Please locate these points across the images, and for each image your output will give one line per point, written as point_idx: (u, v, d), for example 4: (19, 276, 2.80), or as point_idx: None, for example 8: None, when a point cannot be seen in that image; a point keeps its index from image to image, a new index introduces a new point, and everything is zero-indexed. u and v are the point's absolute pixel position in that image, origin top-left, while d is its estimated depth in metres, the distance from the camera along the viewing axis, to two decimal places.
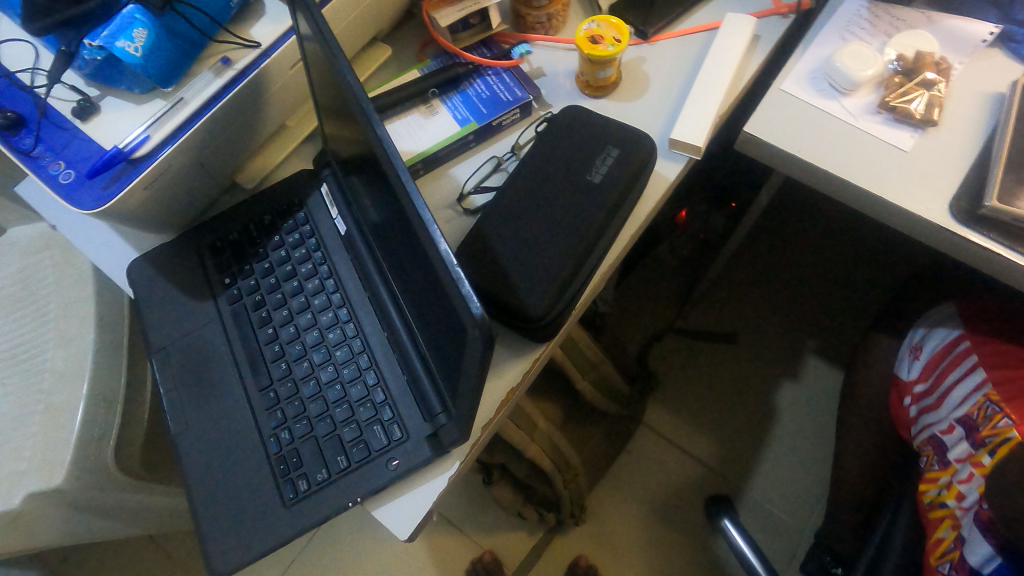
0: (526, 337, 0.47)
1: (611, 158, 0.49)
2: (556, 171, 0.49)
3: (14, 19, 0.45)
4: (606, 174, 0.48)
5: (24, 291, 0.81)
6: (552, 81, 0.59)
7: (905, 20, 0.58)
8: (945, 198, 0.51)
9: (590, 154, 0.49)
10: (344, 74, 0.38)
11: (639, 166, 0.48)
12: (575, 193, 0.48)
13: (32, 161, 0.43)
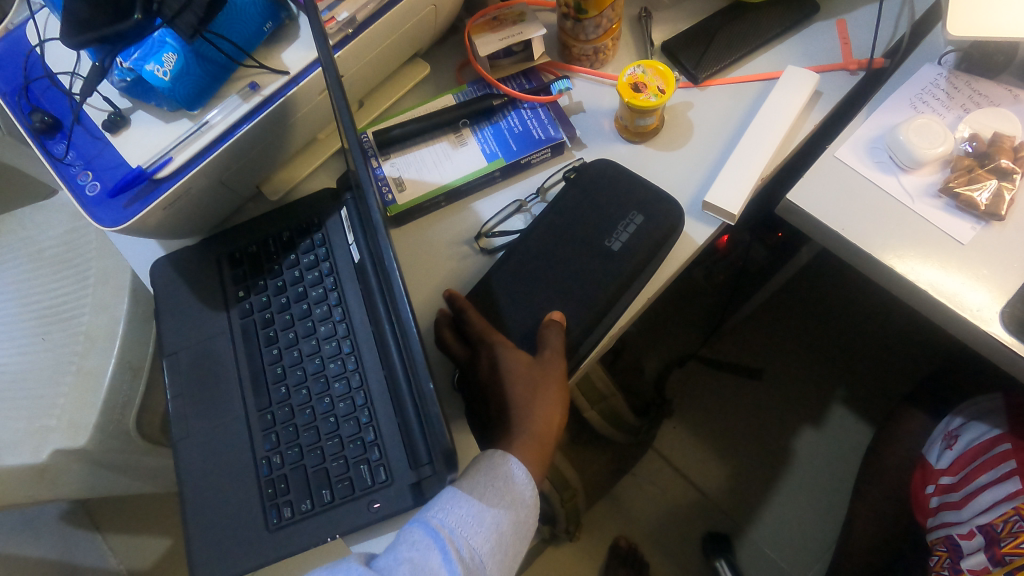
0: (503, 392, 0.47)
1: (634, 226, 0.48)
2: (578, 231, 0.48)
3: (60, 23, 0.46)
4: (625, 243, 0.47)
5: (69, 254, 0.85)
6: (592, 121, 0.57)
7: (990, 94, 0.52)
8: (999, 303, 0.46)
9: (612, 219, 0.48)
10: (347, 130, 0.37)
11: (662, 234, 0.48)
12: (593, 257, 0.47)
13: (62, 167, 0.44)
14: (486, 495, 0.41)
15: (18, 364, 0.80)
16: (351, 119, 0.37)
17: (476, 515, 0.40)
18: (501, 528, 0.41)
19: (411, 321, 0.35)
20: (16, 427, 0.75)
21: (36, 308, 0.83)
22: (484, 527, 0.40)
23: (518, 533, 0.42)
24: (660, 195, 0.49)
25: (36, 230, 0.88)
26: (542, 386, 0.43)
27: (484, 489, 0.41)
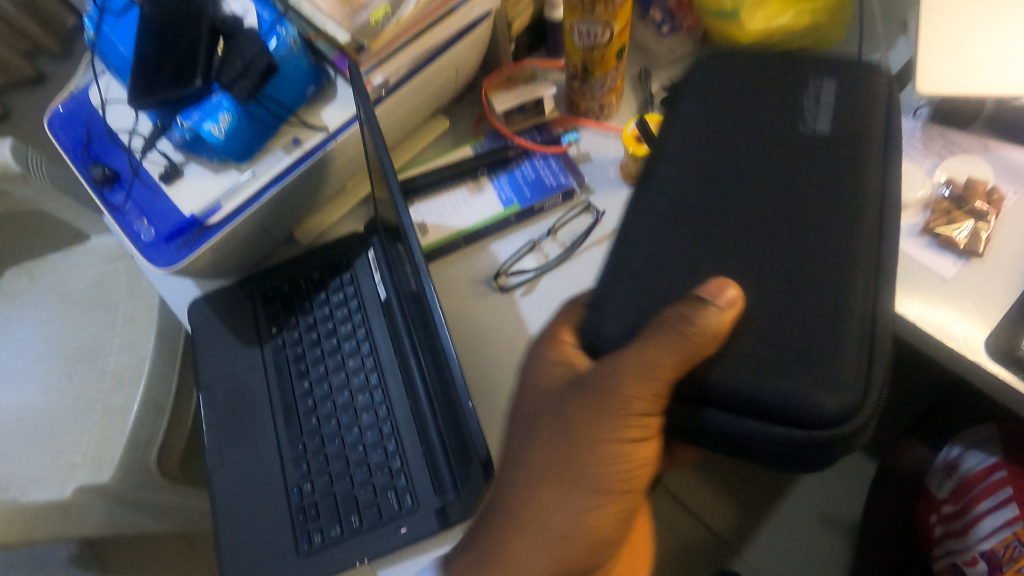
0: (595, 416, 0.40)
1: (826, 90, 0.49)
2: (759, 116, 0.48)
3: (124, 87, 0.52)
4: (830, 122, 0.47)
5: (99, 296, 0.89)
6: (742, 105, 0.49)
7: (962, 143, 0.57)
8: (984, 333, 0.49)
9: (802, 106, 0.48)
10: (389, 177, 0.43)
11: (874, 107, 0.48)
12: (727, 248, 0.43)
13: (120, 214, 0.49)
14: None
15: (44, 404, 0.82)
16: (393, 166, 0.42)
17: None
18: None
19: (452, 349, 0.38)
20: (43, 463, 0.78)
21: (63, 349, 0.87)
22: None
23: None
24: (818, 187, 0.44)
25: (66, 273, 0.92)
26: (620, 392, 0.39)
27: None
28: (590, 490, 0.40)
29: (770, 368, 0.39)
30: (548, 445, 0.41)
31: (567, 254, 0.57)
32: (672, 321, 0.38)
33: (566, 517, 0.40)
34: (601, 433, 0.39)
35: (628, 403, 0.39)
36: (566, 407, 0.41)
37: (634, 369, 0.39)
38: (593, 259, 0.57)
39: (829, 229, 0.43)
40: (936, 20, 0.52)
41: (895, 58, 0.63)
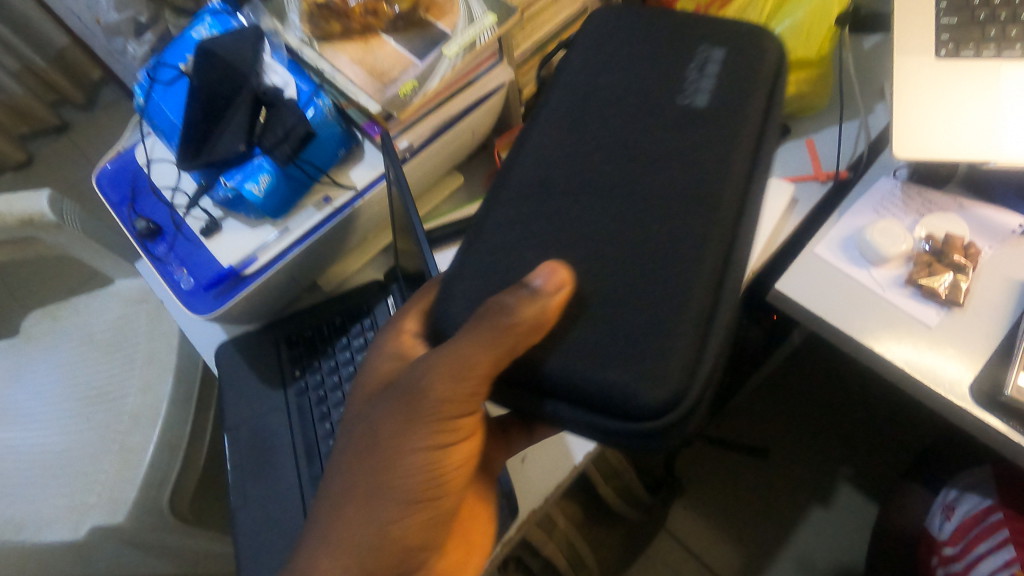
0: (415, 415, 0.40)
1: (713, 55, 0.42)
2: (629, 89, 0.42)
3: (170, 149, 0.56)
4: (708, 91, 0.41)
5: (119, 338, 0.92)
6: (624, 70, 0.43)
7: (939, 202, 0.61)
8: (966, 380, 0.53)
9: (683, 71, 0.42)
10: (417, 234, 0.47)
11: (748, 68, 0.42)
12: (566, 232, 0.38)
13: (161, 265, 0.53)
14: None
15: (61, 445, 0.84)
16: (422, 225, 0.47)
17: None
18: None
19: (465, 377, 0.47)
20: (59, 504, 0.79)
21: (81, 390, 0.89)
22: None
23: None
24: (689, 158, 0.39)
25: (88, 315, 0.95)
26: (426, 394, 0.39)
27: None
28: (401, 484, 0.41)
29: (609, 359, 0.35)
30: (364, 449, 0.41)
31: None
32: (493, 311, 0.35)
33: (379, 509, 0.42)
34: (411, 428, 0.40)
35: (439, 400, 0.38)
36: (385, 405, 0.41)
37: (451, 366, 0.37)
38: None
39: (688, 216, 0.37)
40: (908, 96, 0.58)
41: (874, 123, 0.69)
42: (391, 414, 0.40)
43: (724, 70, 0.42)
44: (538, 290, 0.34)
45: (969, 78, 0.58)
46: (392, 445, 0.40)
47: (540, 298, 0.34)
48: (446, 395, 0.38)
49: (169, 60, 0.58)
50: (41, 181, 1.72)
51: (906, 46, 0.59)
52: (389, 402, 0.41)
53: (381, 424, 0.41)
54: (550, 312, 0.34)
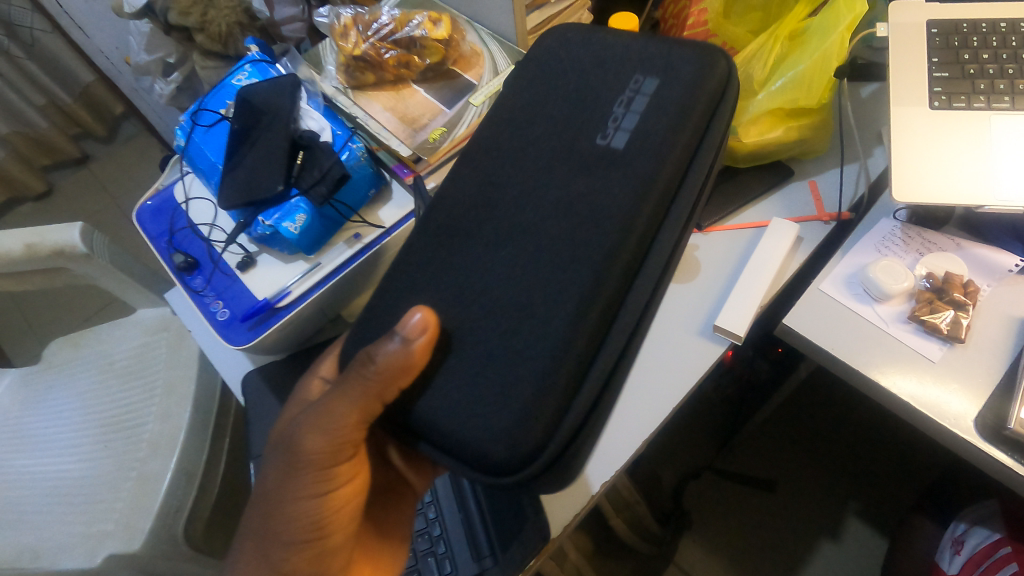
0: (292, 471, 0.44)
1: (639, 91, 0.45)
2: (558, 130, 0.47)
3: (209, 187, 0.60)
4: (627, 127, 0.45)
5: (138, 366, 0.93)
6: (557, 108, 0.48)
7: (938, 242, 0.64)
8: (971, 414, 0.55)
9: (607, 111, 0.46)
10: None
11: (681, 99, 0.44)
12: (507, 267, 0.43)
13: (199, 298, 0.56)
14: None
15: (77, 471, 0.85)
16: None
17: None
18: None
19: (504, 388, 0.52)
20: (74, 531, 0.79)
21: (100, 417, 0.90)
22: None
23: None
24: (607, 187, 0.43)
25: (111, 344, 0.96)
26: (307, 452, 0.43)
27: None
28: (291, 529, 0.44)
29: (461, 406, 0.41)
30: (256, 500, 0.45)
31: None
32: (359, 367, 0.40)
33: (268, 552, 0.44)
34: (296, 476, 0.43)
35: (319, 448, 0.42)
36: (269, 459, 0.45)
37: (321, 418, 0.42)
38: None
39: (591, 243, 0.42)
40: (904, 143, 0.61)
41: (873, 165, 0.72)
42: (277, 472, 0.44)
43: (650, 106, 0.44)
44: (406, 339, 0.39)
45: (961, 126, 0.61)
46: (276, 499, 0.44)
47: (410, 346, 0.39)
48: (318, 446, 0.42)
49: (210, 106, 0.63)
50: (61, 211, 1.76)
51: (902, 96, 0.63)
52: (273, 459, 0.45)
53: (266, 480, 0.44)
54: (417, 359, 0.40)
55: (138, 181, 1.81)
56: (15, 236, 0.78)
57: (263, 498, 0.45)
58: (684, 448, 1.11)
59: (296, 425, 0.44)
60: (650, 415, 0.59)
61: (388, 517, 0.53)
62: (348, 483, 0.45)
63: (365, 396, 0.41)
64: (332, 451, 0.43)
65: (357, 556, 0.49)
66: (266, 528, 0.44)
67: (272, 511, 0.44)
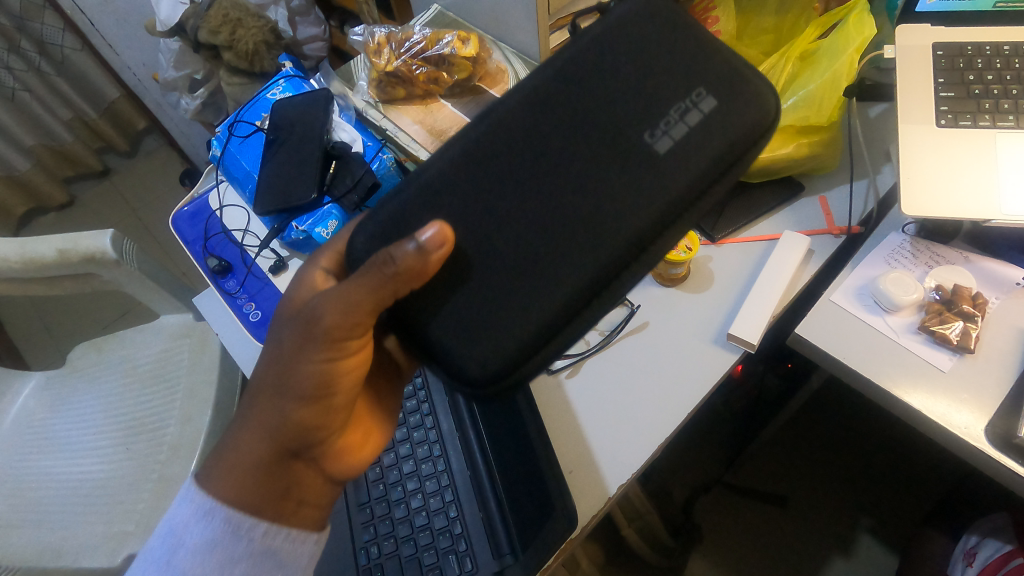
0: (307, 345, 0.44)
1: (695, 107, 0.41)
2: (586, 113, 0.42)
3: (242, 197, 0.67)
4: (674, 139, 0.41)
5: (162, 371, 0.92)
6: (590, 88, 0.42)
7: (947, 256, 0.66)
8: (981, 422, 0.56)
9: (663, 109, 0.41)
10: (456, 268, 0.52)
11: (734, 130, 0.41)
12: (513, 244, 0.41)
13: (233, 299, 0.63)
14: (199, 505, 0.45)
15: (102, 475, 0.84)
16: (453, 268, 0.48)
17: (186, 542, 0.44)
18: (261, 525, 0.46)
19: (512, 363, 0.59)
20: (95, 531, 0.78)
21: (124, 421, 0.89)
22: (198, 555, 0.44)
23: (285, 541, 0.47)
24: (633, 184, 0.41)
25: (133, 349, 0.95)
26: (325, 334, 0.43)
27: (195, 500, 0.45)
28: (298, 395, 0.45)
29: (463, 325, 0.41)
30: (271, 370, 0.46)
31: (606, 341, 0.65)
32: (381, 262, 0.39)
33: (274, 413, 0.46)
34: (306, 350, 0.43)
35: (331, 329, 0.42)
36: (285, 334, 0.45)
37: (342, 304, 0.41)
38: (630, 347, 0.65)
39: (610, 244, 0.40)
40: (912, 159, 0.64)
41: (881, 182, 0.74)
42: (294, 348, 0.44)
43: (701, 126, 0.41)
44: (422, 247, 0.39)
45: (966, 145, 0.63)
46: (291, 372, 0.44)
47: (425, 255, 0.39)
48: (336, 329, 0.42)
49: (246, 117, 0.68)
50: (82, 222, 1.80)
51: (910, 114, 0.65)
52: (289, 335, 0.44)
53: (283, 351, 0.45)
54: (432, 266, 0.39)
55: (158, 193, 1.85)
56: (48, 241, 0.78)
57: (278, 373, 0.45)
58: (695, 461, 1.11)
59: (313, 305, 0.43)
60: (667, 421, 0.60)
61: (378, 388, 0.56)
62: (355, 363, 0.46)
63: (385, 287, 0.40)
64: (350, 335, 0.43)
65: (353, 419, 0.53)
66: (281, 404, 0.45)
67: (287, 384, 0.45)
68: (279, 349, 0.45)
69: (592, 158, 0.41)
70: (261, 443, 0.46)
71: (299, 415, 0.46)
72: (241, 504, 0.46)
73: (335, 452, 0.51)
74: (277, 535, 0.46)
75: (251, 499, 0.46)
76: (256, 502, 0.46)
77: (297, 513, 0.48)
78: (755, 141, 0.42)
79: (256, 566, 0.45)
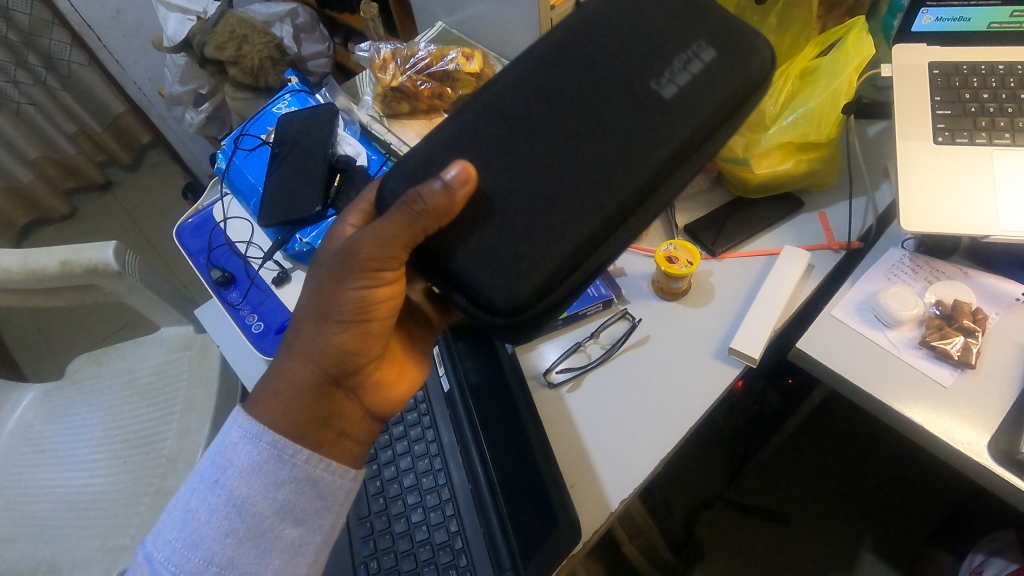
0: (343, 276, 0.44)
1: (698, 56, 0.43)
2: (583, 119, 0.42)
3: (247, 209, 0.68)
4: (680, 86, 0.42)
5: (161, 383, 0.91)
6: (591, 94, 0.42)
7: (946, 271, 0.66)
8: (984, 438, 0.56)
9: (667, 59, 0.43)
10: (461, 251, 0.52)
11: (734, 76, 0.42)
12: (513, 219, 0.41)
13: (235, 310, 0.63)
14: (246, 429, 0.44)
15: (99, 489, 0.83)
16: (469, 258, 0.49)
17: (234, 462, 0.44)
18: (304, 451, 0.45)
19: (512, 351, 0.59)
20: (90, 546, 0.77)
21: (122, 434, 0.88)
22: (245, 475, 0.43)
23: (326, 471, 0.46)
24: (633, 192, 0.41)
25: (133, 360, 0.94)
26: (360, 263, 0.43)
27: (242, 424, 0.45)
28: (338, 323, 0.46)
29: (488, 258, 0.41)
30: (310, 302, 0.47)
31: (608, 355, 0.65)
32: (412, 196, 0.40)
33: (315, 340, 0.47)
34: (346, 277, 0.44)
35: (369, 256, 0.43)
36: (323, 267, 0.46)
37: (376, 234, 0.42)
38: (631, 361, 0.65)
39: (614, 250, 0.41)
40: (910, 175, 0.64)
41: (879, 199, 0.75)
42: (331, 281, 0.45)
43: (704, 73, 0.42)
44: (448, 185, 0.40)
45: (964, 162, 0.64)
46: (330, 303, 0.45)
47: (451, 193, 0.40)
48: (371, 258, 0.43)
49: (252, 131, 0.71)
50: (83, 234, 1.81)
51: (907, 131, 0.66)
52: (326, 266, 0.45)
53: (321, 284, 0.46)
54: (458, 204, 0.40)
55: (160, 207, 1.86)
56: (51, 253, 0.78)
57: (317, 305, 0.46)
58: (696, 477, 1.10)
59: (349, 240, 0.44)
60: (669, 436, 0.60)
61: (410, 335, 0.57)
62: (392, 293, 0.46)
63: (418, 217, 0.40)
64: (384, 265, 0.43)
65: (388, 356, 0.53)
66: (320, 337, 0.46)
67: (325, 316, 0.46)
68: (318, 283, 0.46)
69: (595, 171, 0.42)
70: (304, 370, 0.46)
71: (337, 347, 0.46)
72: (284, 431, 0.45)
73: (371, 389, 0.52)
74: (319, 464, 0.45)
75: (293, 426, 0.45)
76: (297, 430, 0.45)
77: (337, 445, 0.48)
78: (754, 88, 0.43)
79: (299, 492, 0.44)
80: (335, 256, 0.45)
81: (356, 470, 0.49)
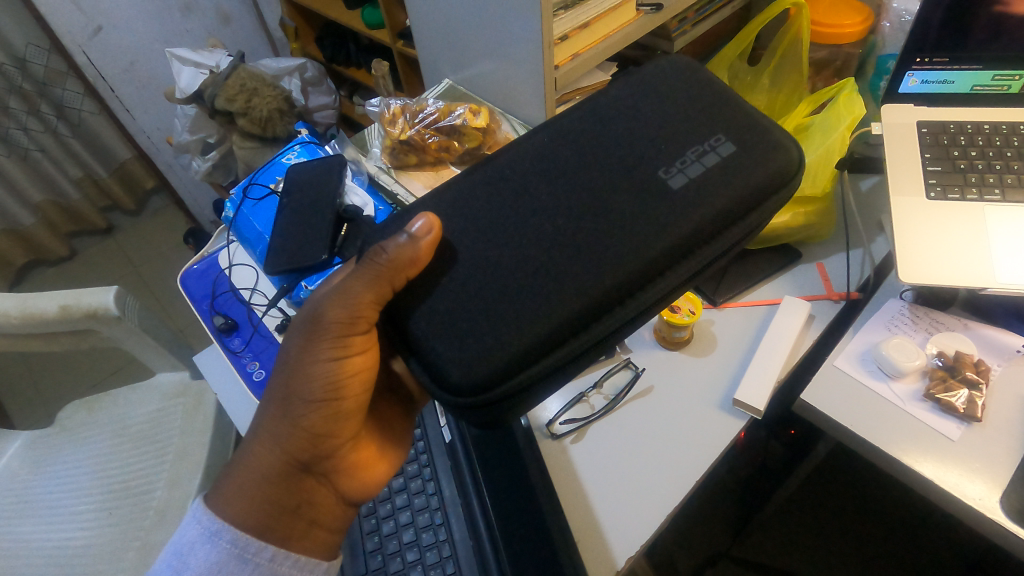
0: (310, 349, 0.45)
1: (711, 150, 0.45)
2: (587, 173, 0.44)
3: (253, 256, 0.69)
4: (686, 176, 0.44)
5: (153, 432, 0.89)
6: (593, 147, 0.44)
7: (945, 322, 0.67)
8: (996, 493, 0.55)
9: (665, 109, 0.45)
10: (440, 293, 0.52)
11: (752, 166, 0.44)
12: (518, 262, 0.42)
13: (236, 357, 0.63)
14: (205, 526, 0.44)
15: (81, 542, 0.79)
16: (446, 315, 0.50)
17: (191, 564, 0.43)
18: (268, 549, 0.45)
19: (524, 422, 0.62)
20: None
21: (109, 483, 0.85)
22: None
23: (293, 568, 0.45)
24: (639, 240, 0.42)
25: (126, 408, 0.92)
26: (327, 333, 0.44)
27: (200, 522, 0.44)
28: (306, 405, 0.45)
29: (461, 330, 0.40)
30: (278, 381, 0.47)
31: (611, 405, 0.65)
32: (377, 255, 0.42)
33: (285, 425, 0.46)
34: (313, 351, 0.44)
35: (337, 323, 0.43)
36: (292, 342, 0.46)
37: (342, 296, 0.43)
38: (634, 411, 0.64)
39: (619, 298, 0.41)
40: (905, 229, 0.66)
41: (876, 250, 0.76)
42: (298, 356, 0.45)
43: (718, 166, 0.44)
44: (413, 236, 0.42)
45: (956, 216, 0.66)
46: (298, 379, 0.45)
47: (416, 243, 0.41)
48: (339, 320, 0.43)
49: (261, 180, 0.72)
50: (80, 276, 1.81)
51: (900, 186, 0.68)
52: (293, 342, 0.46)
53: (289, 359, 0.46)
54: (424, 253, 0.42)
55: (161, 251, 1.87)
56: (51, 297, 0.77)
57: (285, 384, 0.46)
58: (701, 531, 1.07)
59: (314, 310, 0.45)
60: (675, 488, 0.59)
61: (388, 411, 0.56)
62: (363, 366, 0.46)
63: (386, 274, 0.41)
64: (352, 330, 0.44)
65: (365, 439, 0.52)
66: (289, 415, 0.46)
67: (293, 395, 0.46)
68: (285, 361, 0.47)
69: (602, 224, 0.43)
70: (272, 457, 0.46)
71: (307, 431, 0.46)
72: (250, 527, 0.45)
73: (347, 472, 0.50)
74: (286, 561, 0.45)
75: (259, 519, 0.45)
76: (265, 524, 0.45)
77: (308, 536, 0.47)
78: (780, 186, 0.44)
79: None
80: (302, 330, 0.46)
81: (327, 562, 0.48)
